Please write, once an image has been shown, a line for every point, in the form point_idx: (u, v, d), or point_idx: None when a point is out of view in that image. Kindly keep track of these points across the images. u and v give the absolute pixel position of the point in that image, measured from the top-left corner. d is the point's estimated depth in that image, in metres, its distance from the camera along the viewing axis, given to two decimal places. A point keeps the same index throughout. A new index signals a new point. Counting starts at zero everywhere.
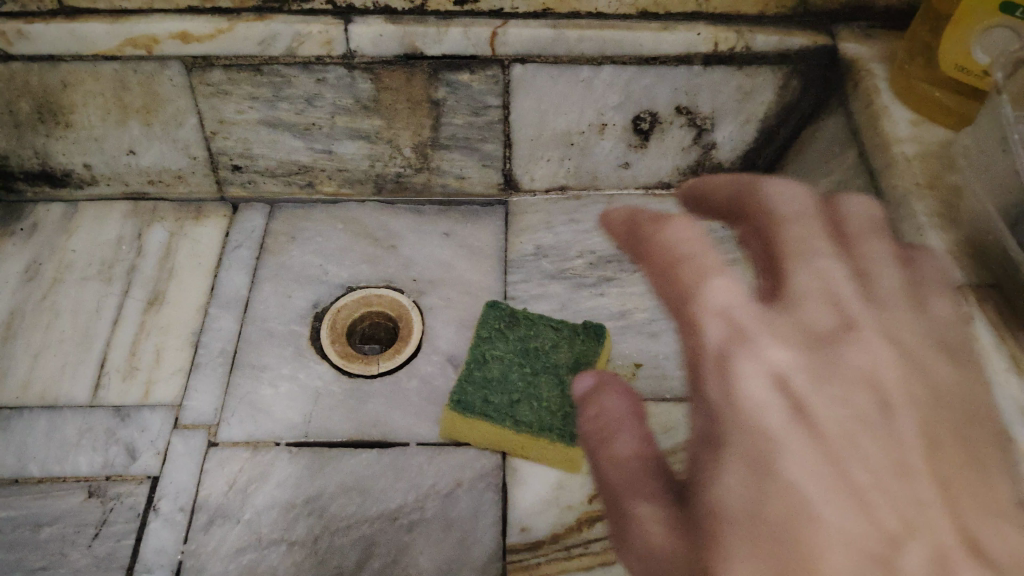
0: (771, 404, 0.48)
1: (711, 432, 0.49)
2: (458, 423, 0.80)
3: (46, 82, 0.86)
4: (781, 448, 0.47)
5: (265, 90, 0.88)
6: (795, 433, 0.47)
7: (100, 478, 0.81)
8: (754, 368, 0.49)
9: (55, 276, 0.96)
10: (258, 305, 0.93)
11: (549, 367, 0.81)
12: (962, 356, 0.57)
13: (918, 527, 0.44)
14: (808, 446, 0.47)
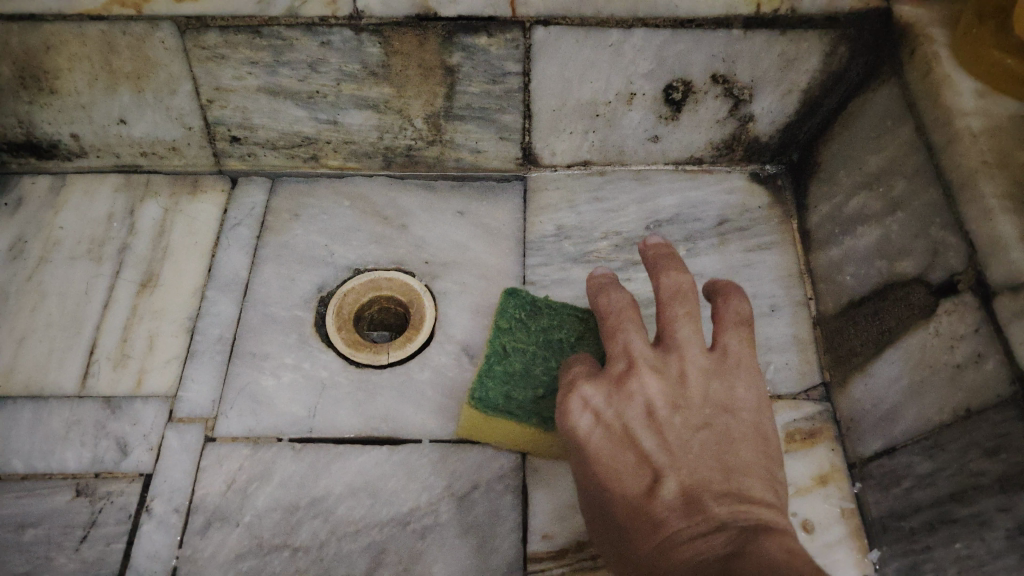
0: (587, 427, 0.60)
1: (568, 446, 0.62)
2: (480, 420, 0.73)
3: (26, 44, 0.79)
4: (598, 465, 0.59)
5: (264, 54, 0.80)
6: (604, 442, 0.60)
7: (89, 475, 0.75)
8: (580, 409, 0.61)
9: (41, 254, 0.89)
10: (259, 288, 0.87)
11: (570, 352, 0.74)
12: (733, 363, 0.63)
13: (665, 473, 0.57)
14: (609, 453, 0.59)
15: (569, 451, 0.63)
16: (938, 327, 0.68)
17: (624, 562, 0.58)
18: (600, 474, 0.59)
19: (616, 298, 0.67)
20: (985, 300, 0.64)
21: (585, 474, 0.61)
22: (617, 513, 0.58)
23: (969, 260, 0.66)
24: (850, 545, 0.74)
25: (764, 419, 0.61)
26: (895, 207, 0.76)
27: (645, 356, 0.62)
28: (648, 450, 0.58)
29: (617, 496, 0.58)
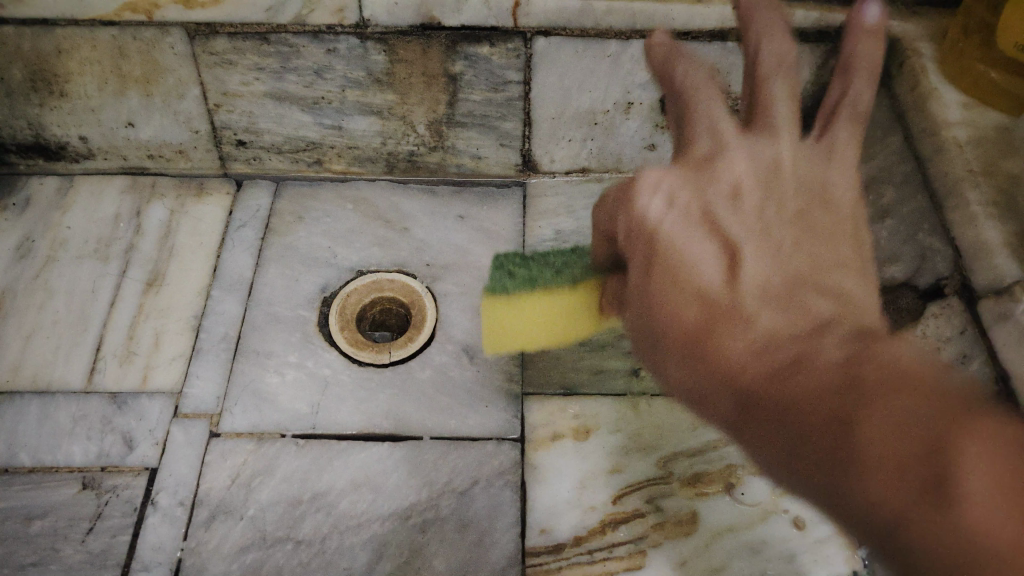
0: (658, 211, 0.64)
1: (631, 239, 0.66)
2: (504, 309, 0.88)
3: (39, 48, 0.81)
4: (670, 254, 0.63)
5: (272, 60, 0.83)
6: (683, 227, 0.63)
7: (96, 469, 0.76)
8: (653, 194, 0.64)
9: (48, 253, 0.91)
10: (263, 288, 0.88)
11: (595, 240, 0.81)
12: (828, 151, 0.68)
13: (746, 265, 0.61)
14: (687, 261, 0.62)
15: (631, 239, 0.66)
16: (925, 329, 0.71)
17: (708, 386, 0.61)
18: (675, 278, 0.63)
19: (693, 69, 0.70)
20: (970, 304, 0.67)
21: (649, 262, 0.64)
22: (697, 335, 0.61)
23: (955, 266, 0.69)
24: (841, 541, 0.73)
25: (854, 208, 0.67)
26: (884, 214, 0.78)
27: (734, 135, 0.66)
28: (724, 251, 0.63)
29: (698, 307, 0.61)
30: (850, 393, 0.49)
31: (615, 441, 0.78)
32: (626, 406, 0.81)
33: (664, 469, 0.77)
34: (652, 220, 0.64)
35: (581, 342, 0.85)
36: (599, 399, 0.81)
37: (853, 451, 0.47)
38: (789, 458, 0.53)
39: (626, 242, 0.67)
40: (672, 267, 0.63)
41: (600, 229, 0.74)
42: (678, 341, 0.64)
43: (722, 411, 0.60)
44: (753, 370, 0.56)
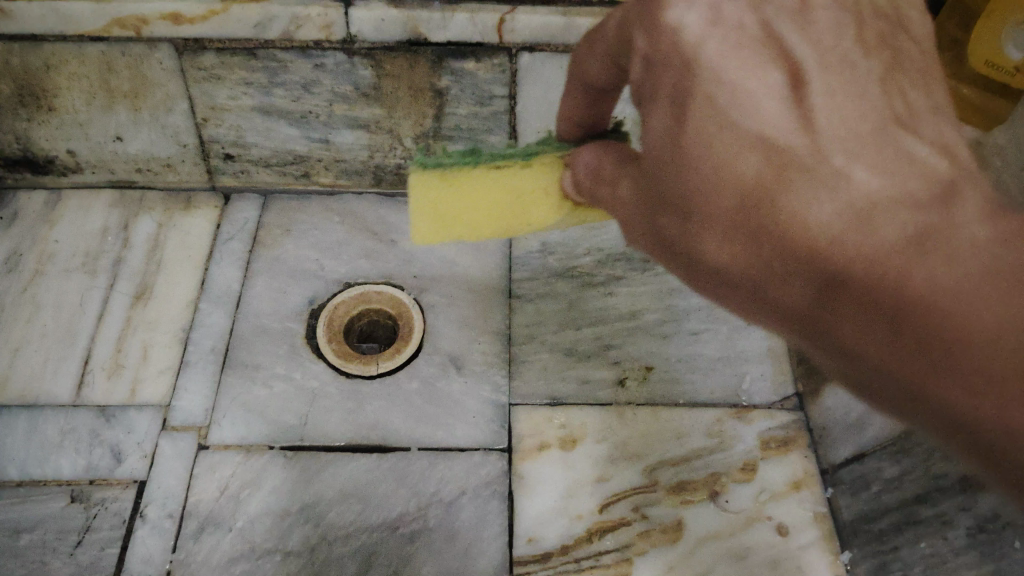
0: (697, 27, 0.44)
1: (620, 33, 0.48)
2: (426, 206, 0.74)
3: (27, 63, 0.81)
4: (705, 69, 0.44)
5: (260, 75, 0.84)
6: (715, 30, 0.44)
7: (84, 482, 0.77)
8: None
9: (36, 267, 0.91)
10: (251, 301, 0.89)
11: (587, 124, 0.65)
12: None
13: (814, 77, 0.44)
14: (734, 84, 0.43)
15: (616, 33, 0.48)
16: None
17: (776, 278, 0.42)
18: (719, 111, 0.43)
19: None
20: None
21: (671, 64, 0.45)
22: (692, 182, 0.44)
23: None
24: (823, 548, 0.75)
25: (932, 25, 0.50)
26: None
27: None
28: (784, 92, 0.43)
29: (702, 143, 0.43)
30: (962, 248, 0.35)
31: (602, 450, 0.79)
32: (611, 415, 0.82)
33: (650, 477, 0.78)
34: (678, 24, 0.45)
35: (567, 352, 0.86)
36: (584, 408, 0.82)
37: (896, 286, 0.36)
38: (883, 348, 0.38)
39: (593, 56, 0.51)
40: (719, 87, 0.43)
41: (573, 81, 0.56)
42: (677, 136, 0.44)
43: (810, 304, 0.41)
44: (830, 235, 0.38)
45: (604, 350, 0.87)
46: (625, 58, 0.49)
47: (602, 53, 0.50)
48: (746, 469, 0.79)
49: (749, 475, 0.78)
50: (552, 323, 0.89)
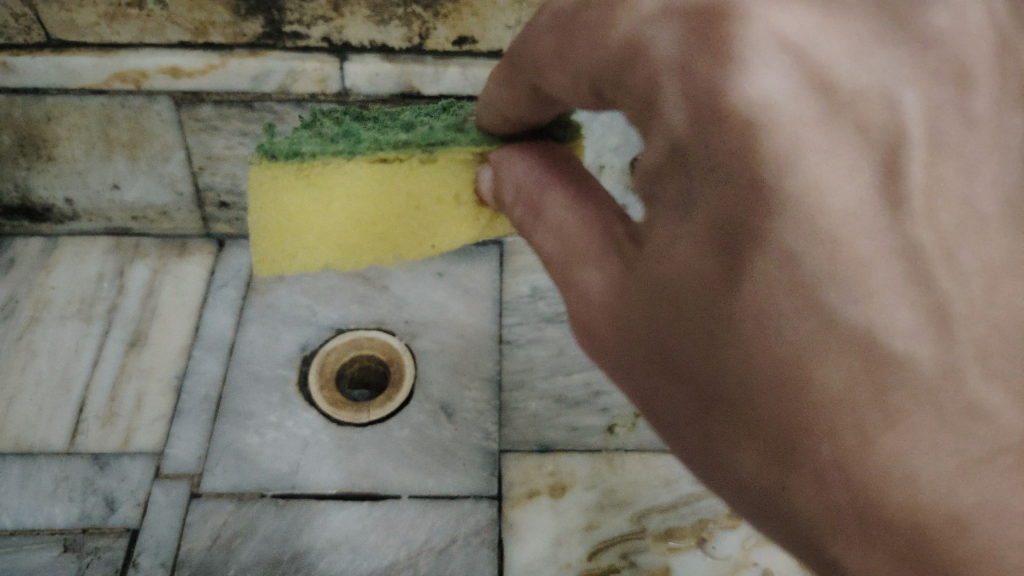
0: (793, 106, 0.33)
1: (654, 91, 0.36)
2: (280, 214, 0.66)
3: (29, 115, 0.83)
4: (794, 202, 0.34)
5: (255, 126, 0.87)
6: (822, 128, 0.33)
7: (77, 531, 0.77)
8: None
9: (32, 314, 0.92)
10: (244, 348, 0.90)
11: (474, 136, 0.62)
12: None
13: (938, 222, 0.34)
14: (833, 233, 0.33)
15: (651, 84, 0.37)
16: None
17: (817, 500, 0.37)
18: (798, 272, 0.34)
19: None
20: None
21: (739, 182, 0.35)
22: (739, 356, 0.37)
23: None
24: None
25: None
26: None
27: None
28: (892, 240, 0.33)
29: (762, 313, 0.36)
30: None
31: (592, 497, 0.80)
32: (601, 462, 0.83)
33: (639, 524, 0.79)
34: (767, 103, 0.33)
35: (557, 399, 0.88)
36: (574, 455, 0.83)
37: None
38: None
39: (578, 64, 0.42)
40: (808, 240, 0.34)
41: (522, 68, 0.48)
42: (725, 300, 0.37)
43: (844, 536, 0.36)
44: (943, 497, 0.33)
45: (594, 397, 0.88)
46: (615, 94, 0.41)
47: (576, 70, 0.43)
48: (733, 515, 0.79)
49: (735, 521, 0.79)
50: (542, 369, 0.90)
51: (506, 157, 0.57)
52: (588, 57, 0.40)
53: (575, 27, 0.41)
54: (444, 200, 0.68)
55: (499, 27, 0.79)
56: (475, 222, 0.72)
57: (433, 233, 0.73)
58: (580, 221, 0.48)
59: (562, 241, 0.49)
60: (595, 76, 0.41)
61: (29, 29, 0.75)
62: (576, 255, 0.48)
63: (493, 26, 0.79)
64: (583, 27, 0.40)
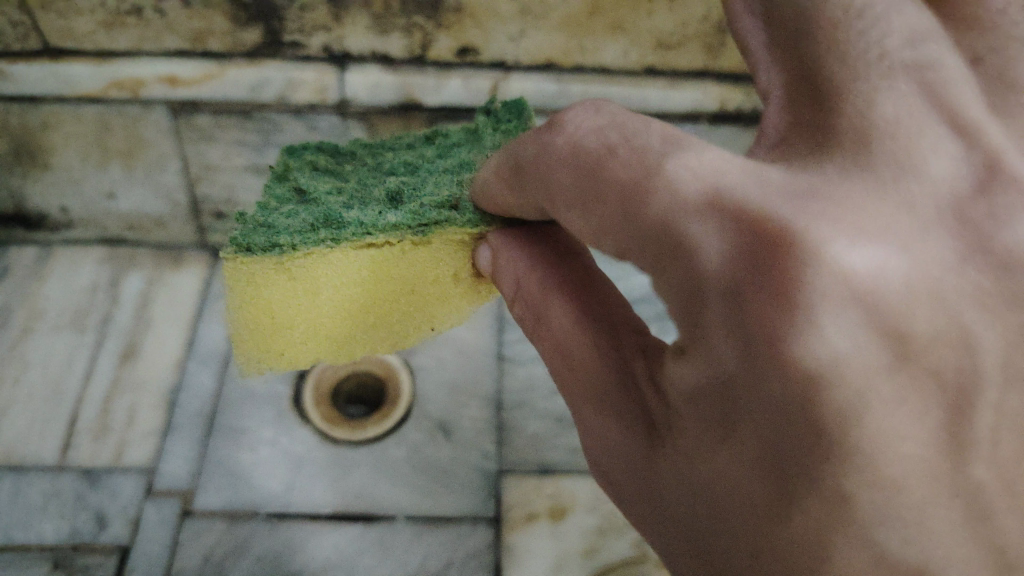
0: (860, 353, 0.29)
1: (695, 299, 0.31)
2: (262, 310, 0.64)
3: (24, 123, 0.81)
4: (856, 459, 0.28)
5: (253, 136, 0.85)
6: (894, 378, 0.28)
7: (67, 548, 0.76)
8: (755, 181, 0.32)
9: (25, 324, 0.91)
10: (238, 361, 0.89)
11: (470, 217, 0.58)
12: None
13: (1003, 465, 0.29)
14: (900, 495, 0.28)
15: (692, 290, 0.31)
16: None
17: None
18: (854, 529, 0.28)
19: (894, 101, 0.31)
20: None
21: (791, 428, 0.29)
22: None
23: None
24: None
25: None
26: None
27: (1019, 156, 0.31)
28: (960, 495, 0.29)
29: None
30: None
31: (592, 520, 0.78)
32: (602, 484, 0.81)
33: (640, 548, 0.77)
34: (833, 355, 0.29)
35: (558, 419, 0.86)
36: (574, 476, 0.82)
37: None
38: None
39: (598, 221, 0.36)
40: (871, 498, 0.28)
41: (532, 179, 0.42)
42: (761, 536, 0.31)
43: None
44: None
45: None
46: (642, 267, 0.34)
47: (596, 227, 0.36)
48: None
49: None
50: (542, 387, 0.89)
51: (506, 249, 0.51)
52: (613, 227, 0.35)
53: (596, 180, 0.35)
54: (439, 282, 0.64)
55: (501, 38, 0.77)
56: (477, 293, 0.67)
57: (433, 313, 0.68)
58: (590, 361, 0.43)
59: (577, 379, 0.44)
60: (622, 243, 0.35)
61: (27, 37, 0.73)
62: (592, 400, 0.43)
63: (495, 37, 0.77)
64: (607, 183, 0.35)
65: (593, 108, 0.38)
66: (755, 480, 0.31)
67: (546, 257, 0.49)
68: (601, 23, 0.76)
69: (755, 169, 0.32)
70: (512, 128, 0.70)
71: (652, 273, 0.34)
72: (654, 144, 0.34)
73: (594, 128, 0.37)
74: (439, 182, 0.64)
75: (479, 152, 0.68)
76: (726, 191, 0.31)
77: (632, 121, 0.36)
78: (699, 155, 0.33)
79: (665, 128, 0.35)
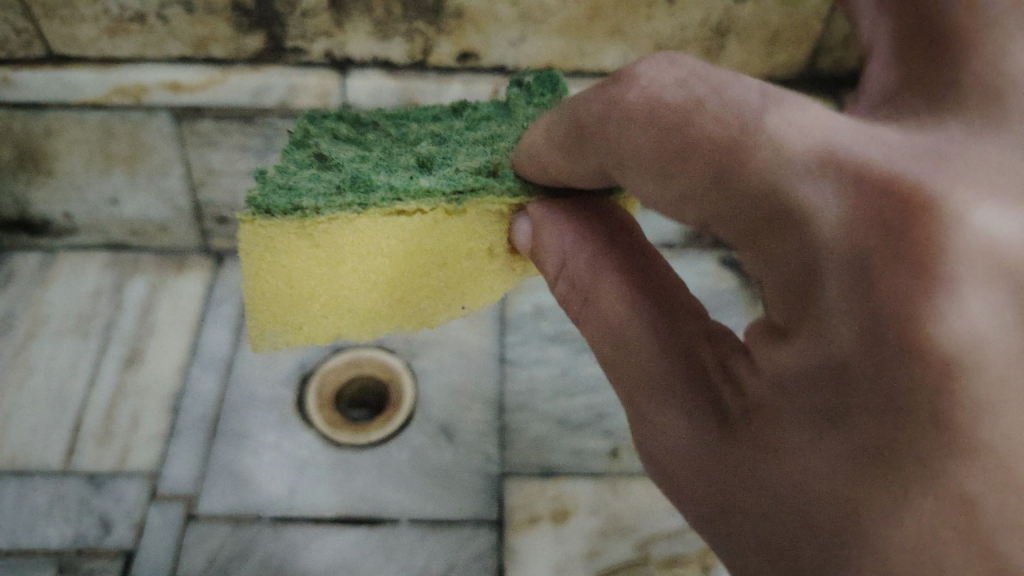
0: (990, 332, 0.29)
1: (809, 267, 0.33)
2: (278, 277, 0.59)
3: (28, 129, 0.81)
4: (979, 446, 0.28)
5: (255, 141, 0.85)
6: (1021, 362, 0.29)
7: (71, 552, 0.76)
8: (860, 145, 0.33)
9: (29, 330, 0.91)
10: (241, 366, 0.89)
11: (510, 185, 0.57)
12: None
13: None
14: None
15: (806, 257, 0.33)
16: None
17: None
18: (972, 510, 0.28)
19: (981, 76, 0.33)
20: None
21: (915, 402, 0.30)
22: None
23: None
24: None
25: None
26: None
27: None
28: None
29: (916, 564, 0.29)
30: None
31: (595, 522, 0.79)
32: (604, 486, 0.81)
33: (642, 551, 0.77)
34: (968, 333, 0.29)
35: (560, 422, 0.86)
36: (576, 479, 0.82)
37: None
38: None
39: (682, 181, 0.37)
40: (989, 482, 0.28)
41: (597, 138, 0.43)
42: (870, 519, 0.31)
43: None
44: None
45: (597, 419, 0.87)
46: (751, 243, 0.35)
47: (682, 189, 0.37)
48: None
49: None
50: (545, 390, 0.89)
51: (547, 221, 0.52)
52: (706, 195, 0.36)
53: (684, 138, 0.36)
54: (472, 255, 0.61)
55: (502, 43, 0.78)
56: (511, 271, 0.64)
57: (463, 291, 0.65)
58: (653, 348, 0.43)
59: (633, 367, 0.44)
60: (730, 213, 0.36)
61: (31, 44, 0.74)
62: (653, 389, 0.42)
63: (496, 42, 0.78)
64: (693, 139, 0.36)
65: (668, 62, 0.39)
66: (865, 464, 0.31)
67: (604, 235, 0.49)
68: (601, 28, 0.77)
69: (863, 133, 0.34)
70: (546, 102, 0.70)
71: (750, 246, 0.36)
72: (753, 103, 0.36)
73: (673, 83, 0.38)
74: (472, 152, 0.63)
75: (511, 125, 0.68)
76: (838, 154, 0.33)
77: (711, 74, 0.38)
78: (790, 118, 0.35)
79: (752, 87, 0.37)
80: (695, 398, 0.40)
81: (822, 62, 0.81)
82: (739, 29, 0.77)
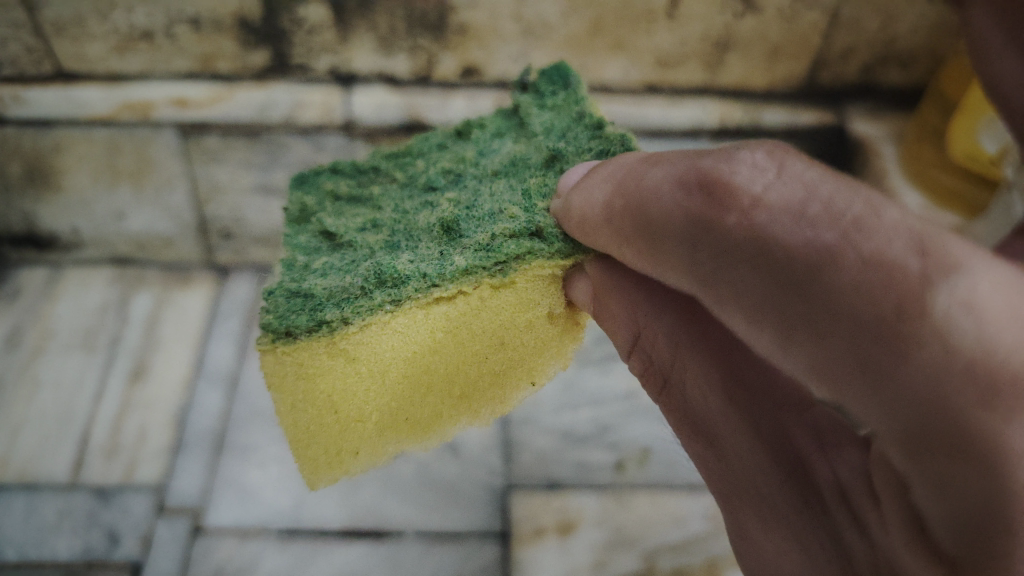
0: None
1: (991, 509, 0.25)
2: (318, 404, 0.53)
3: (37, 147, 0.82)
4: None
5: (261, 158, 0.86)
6: None
7: (80, 565, 0.77)
8: None
9: (36, 344, 0.92)
10: (247, 379, 0.90)
11: (559, 245, 0.50)
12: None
13: None
14: None
15: (985, 502, 0.25)
16: None
17: None
18: None
19: None
20: None
21: None
22: None
23: None
24: None
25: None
26: None
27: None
28: None
29: None
30: None
31: (599, 535, 0.79)
32: (608, 498, 0.81)
33: (647, 562, 0.77)
34: None
35: (564, 434, 0.86)
36: (582, 493, 0.82)
37: None
38: None
39: (801, 348, 0.29)
40: None
41: (671, 256, 0.35)
42: None
43: None
44: None
45: (602, 432, 0.87)
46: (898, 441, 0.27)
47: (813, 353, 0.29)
48: None
49: None
50: (549, 404, 0.89)
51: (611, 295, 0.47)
52: (855, 393, 0.28)
53: (816, 306, 0.28)
54: (526, 324, 0.55)
55: (505, 59, 0.79)
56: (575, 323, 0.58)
57: (531, 366, 0.58)
58: (758, 465, 0.40)
59: (735, 483, 0.41)
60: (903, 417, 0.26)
61: (41, 62, 0.76)
62: (760, 509, 0.40)
63: (499, 58, 0.79)
64: (836, 307, 0.27)
65: (773, 171, 0.31)
66: None
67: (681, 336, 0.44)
68: (602, 43, 0.77)
69: None
70: (559, 101, 0.63)
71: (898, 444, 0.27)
72: (916, 266, 0.26)
73: (789, 210, 0.29)
74: (497, 194, 0.56)
75: (528, 141, 0.61)
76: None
77: (840, 197, 0.29)
78: (974, 286, 0.25)
79: (912, 224, 0.27)
80: (815, 542, 0.36)
81: (822, 74, 0.82)
82: (740, 45, 0.78)
